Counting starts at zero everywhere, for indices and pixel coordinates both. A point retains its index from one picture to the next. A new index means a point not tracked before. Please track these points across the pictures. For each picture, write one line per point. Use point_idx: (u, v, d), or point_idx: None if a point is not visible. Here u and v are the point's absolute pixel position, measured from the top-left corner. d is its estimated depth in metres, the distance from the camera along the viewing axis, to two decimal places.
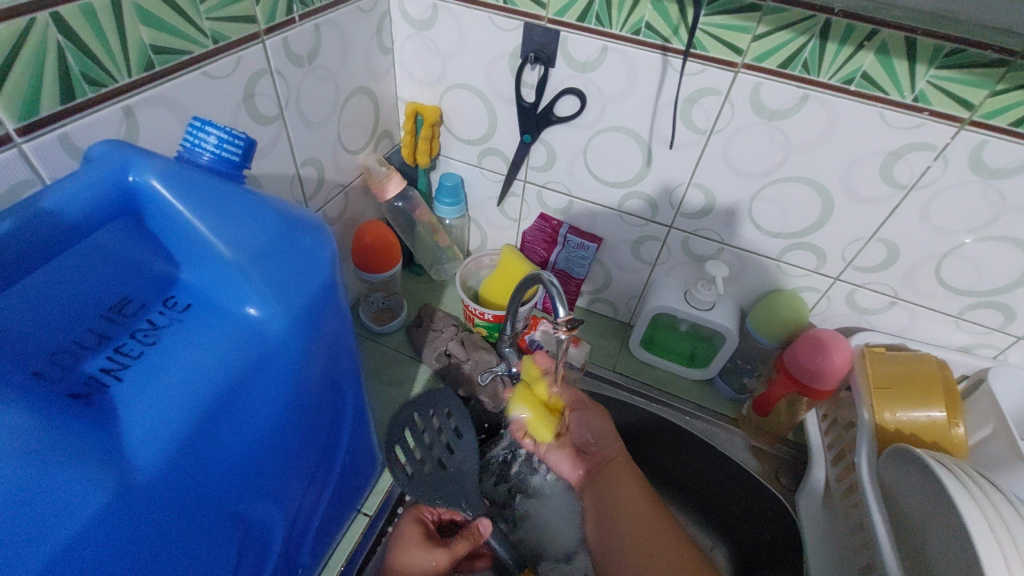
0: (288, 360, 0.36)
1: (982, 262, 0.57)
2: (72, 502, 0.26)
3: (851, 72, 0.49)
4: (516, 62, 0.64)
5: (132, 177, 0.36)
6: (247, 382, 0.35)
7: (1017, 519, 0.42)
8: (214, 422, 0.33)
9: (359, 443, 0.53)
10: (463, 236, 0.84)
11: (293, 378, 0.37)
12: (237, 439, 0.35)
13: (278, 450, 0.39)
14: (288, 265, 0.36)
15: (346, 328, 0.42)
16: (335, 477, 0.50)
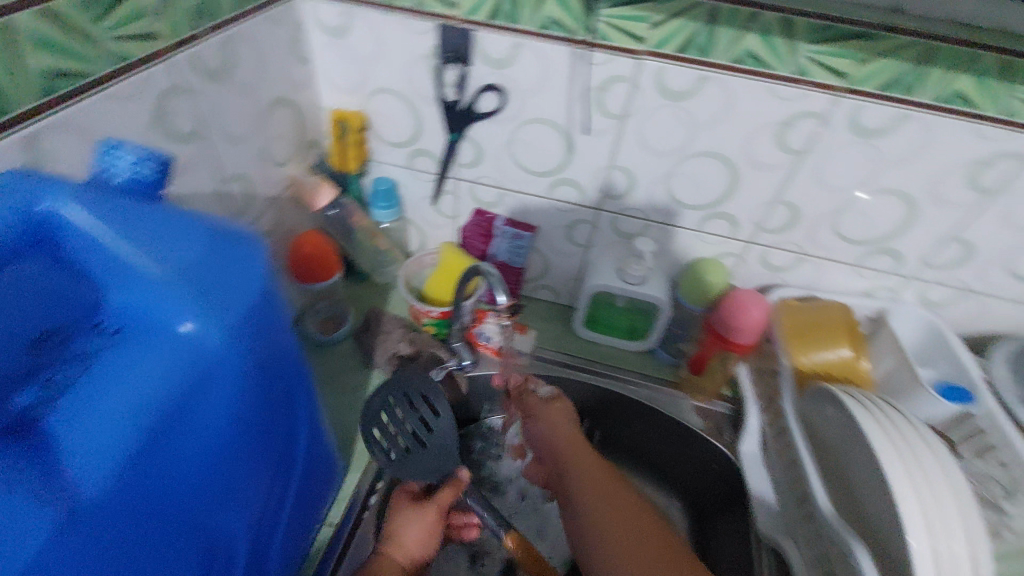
0: (228, 373, 0.34)
1: (872, 216, 0.62)
2: (17, 533, 0.25)
3: (739, 53, 0.54)
4: (434, 63, 0.63)
5: (45, 203, 0.33)
6: (189, 397, 0.33)
7: (925, 452, 0.46)
8: (158, 440, 0.32)
9: (326, 455, 0.52)
10: (402, 238, 0.83)
11: (236, 389, 0.35)
12: (184, 455, 0.34)
13: (230, 465, 0.37)
14: (232, 279, 0.34)
15: (287, 336, 0.40)
16: (302, 495, 0.48)
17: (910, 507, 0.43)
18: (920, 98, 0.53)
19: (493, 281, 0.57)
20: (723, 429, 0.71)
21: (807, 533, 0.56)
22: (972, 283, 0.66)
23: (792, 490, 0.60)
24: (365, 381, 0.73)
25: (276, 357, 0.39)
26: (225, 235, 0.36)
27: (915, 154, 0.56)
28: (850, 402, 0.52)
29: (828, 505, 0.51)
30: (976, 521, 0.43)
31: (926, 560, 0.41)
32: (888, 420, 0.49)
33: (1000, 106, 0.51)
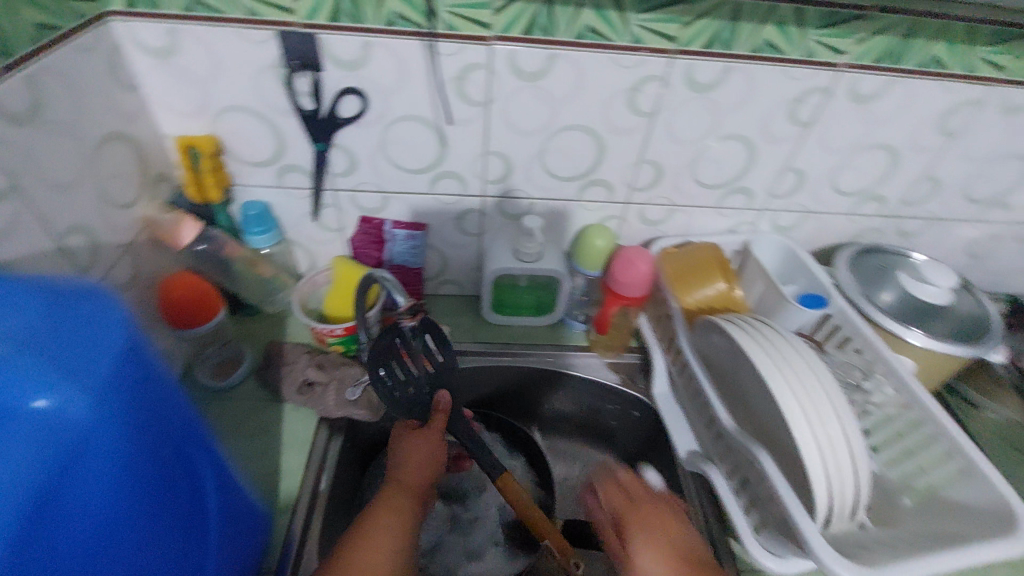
0: (105, 439, 0.31)
1: (722, 160, 0.70)
2: None
3: (580, 28, 0.57)
4: (282, 73, 0.59)
5: None
6: (63, 476, 0.30)
7: (795, 358, 0.53)
8: (33, 531, 0.28)
9: (250, 500, 0.48)
10: (288, 261, 0.79)
11: (119, 454, 0.32)
12: (73, 541, 0.30)
13: (136, 538, 0.33)
14: (89, 341, 0.31)
15: (172, 386, 0.36)
16: (229, 555, 0.45)
17: (790, 404, 0.50)
18: (738, 50, 0.59)
19: (390, 285, 0.57)
20: (636, 376, 0.78)
21: (719, 449, 0.63)
22: (810, 205, 0.76)
23: (700, 416, 0.67)
24: (278, 417, 0.68)
25: (161, 416, 0.35)
26: (74, 295, 0.32)
27: (744, 101, 0.63)
28: (730, 326, 0.58)
29: (729, 419, 0.58)
30: (842, 402, 0.51)
31: (808, 442, 0.49)
32: (762, 335, 0.56)
33: (800, 49, 0.59)
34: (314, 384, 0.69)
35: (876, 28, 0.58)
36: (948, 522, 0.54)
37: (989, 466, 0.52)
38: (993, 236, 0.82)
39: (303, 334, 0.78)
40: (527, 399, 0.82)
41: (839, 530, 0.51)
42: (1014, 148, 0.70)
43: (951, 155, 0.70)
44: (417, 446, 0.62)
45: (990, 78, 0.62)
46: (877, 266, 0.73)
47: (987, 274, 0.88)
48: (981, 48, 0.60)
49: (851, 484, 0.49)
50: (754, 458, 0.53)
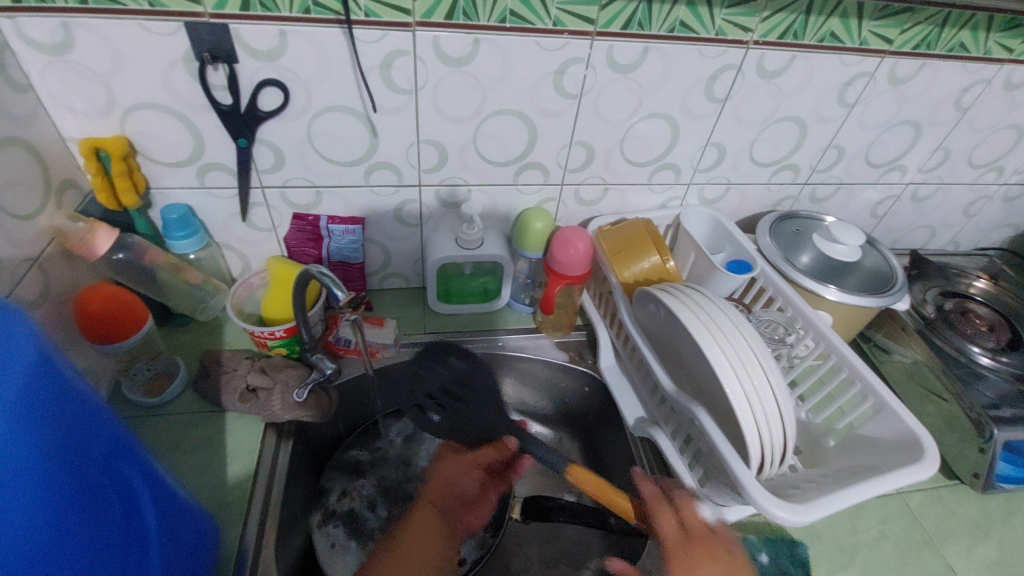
0: (19, 458, 0.29)
1: (648, 138, 0.73)
2: None
3: (501, 12, 0.57)
4: (194, 66, 0.56)
5: None
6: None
7: (723, 319, 0.56)
8: None
9: (187, 521, 0.46)
10: (218, 265, 0.75)
11: (39, 473, 0.30)
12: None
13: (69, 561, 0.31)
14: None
15: (89, 402, 0.35)
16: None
17: (722, 362, 0.53)
18: (654, 31, 0.61)
19: (329, 280, 0.55)
20: (584, 352, 0.80)
21: (664, 413, 0.66)
22: (732, 177, 0.80)
23: (645, 385, 0.70)
24: (221, 428, 0.66)
25: (78, 429, 0.33)
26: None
27: (664, 80, 0.66)
28: (665, 296, 0.60)
29: (669, 384, 0.61)
30: (767, 356, 0.55)
31: (740, 397, 0.52)
32: (694, 302, 0.59)
33: (712, 28, 0.62)
34: (256, 390, 0.66)
35: (779, 7, 0.61)
36: (865, 455, 0.59)
37: (897, 402, 0.58)
38: (892, 197, 0.90)
39: (241, 340, 0.75)
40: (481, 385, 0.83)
41: (773, 475, 0.55)
42: (904, 114, 0.77)
43: (852, 124, 0.76)
44: (446, 465, 0.70)
45: (880, 51, 0.68)
46: (793, 231, 0.79)
47: (890, 232, 0.96)
48: (871, 23, 0.65)
49: (781, 432, 0.53)
50: (694, 417, 0.56)
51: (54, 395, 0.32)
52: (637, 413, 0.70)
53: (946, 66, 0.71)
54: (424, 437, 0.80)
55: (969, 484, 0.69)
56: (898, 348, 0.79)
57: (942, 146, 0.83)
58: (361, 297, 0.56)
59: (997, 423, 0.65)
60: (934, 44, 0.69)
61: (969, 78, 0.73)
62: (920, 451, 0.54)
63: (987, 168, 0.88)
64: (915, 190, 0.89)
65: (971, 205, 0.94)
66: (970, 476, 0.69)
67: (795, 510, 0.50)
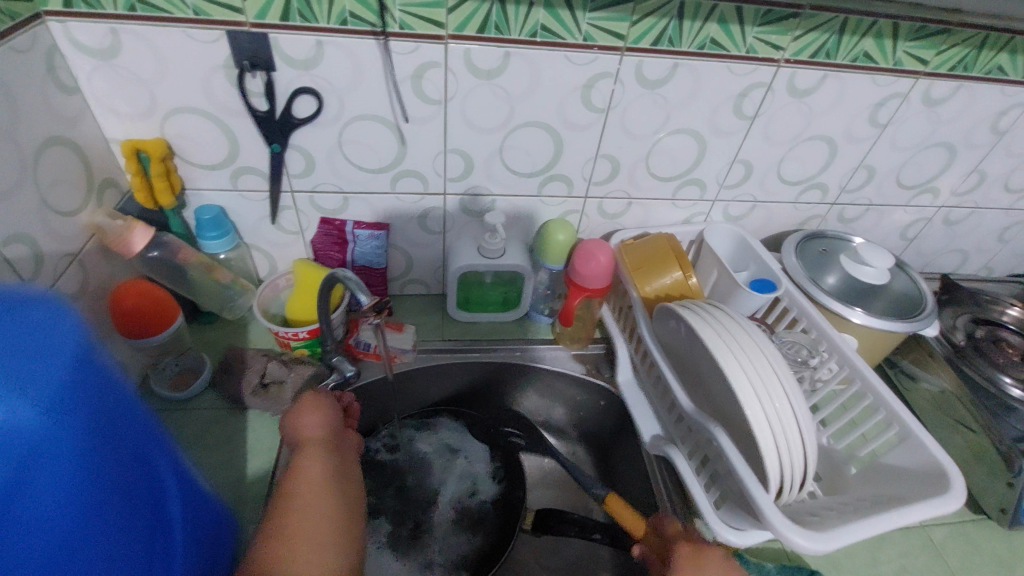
0: (57, 448, 0.30)
1: (674, 153, 0.72)
2: None
3: (533, 26, 0.58)
4: (234, 73, 0.58)
5: None
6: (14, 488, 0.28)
7: (745, 338, 0.56)
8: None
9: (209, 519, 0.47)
10: (247, 266, 0.77)
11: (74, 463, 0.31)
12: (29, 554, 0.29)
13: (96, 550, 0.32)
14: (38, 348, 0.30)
15: (124, 395, 0.36)
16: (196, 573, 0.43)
17: (743, 383, 0.53)
18: (684, 48, 0.61)
19: (354, 285, 0.56)
20: (602, 366, 0.80)
21: (681, 432, 0.66)
22: (759, 195, 0.80)
23: (663, 401, 0.70)
24: (242, 426, 0.67)
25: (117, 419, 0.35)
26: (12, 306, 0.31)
27: (692, 96, 0.66)
28: (686, 312, 0.60)
29: (688, 402, 0.60)
30: (790, 379, 0.54)
31: (760, 419, 0.51)
32: (716, 321, 0.58)
33: (742, 46, 0.62)
34: (270, 385, 0.68)
35: (813, 25, 0.61)
36: (888, 485, 0.58)
37: (924, 432, 0.57)
38: (924, 220, 0.88)
39: (265, 339, 0.76)
40: (497, 394, 0.83)
41: (792, 500, 0.54)
42: (938, 136, 0.75)
43: (883, 145, 0.75)
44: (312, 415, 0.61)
45: (915, 72, 0.67)
46: (819, 252, 0.78)
47: (920, 255, 0.94)
48: (906, 44, 0.64)
49: (802, 457, 0.52)
50: (713, 436, 0.55)
51: (93, 389, 0.33)
52: (655, 431, 0.69)
53: (983, 88, 0.70)
54: (439, 444, 0.80)
55: (996, 520, 0.67)
56: (926, 375, 0.77)
57: (977, 169, 0.81)
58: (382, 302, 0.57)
59: None
60: (971, 66, 0.67)
61: (1007, 101, 0.72)
62: (946, 483, 0.53)
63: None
64: (948, 213, 0.87)
65: (1006, 230, 0.92)
66: (997, 510, 0.67)
67: (815, 538, 0.49)
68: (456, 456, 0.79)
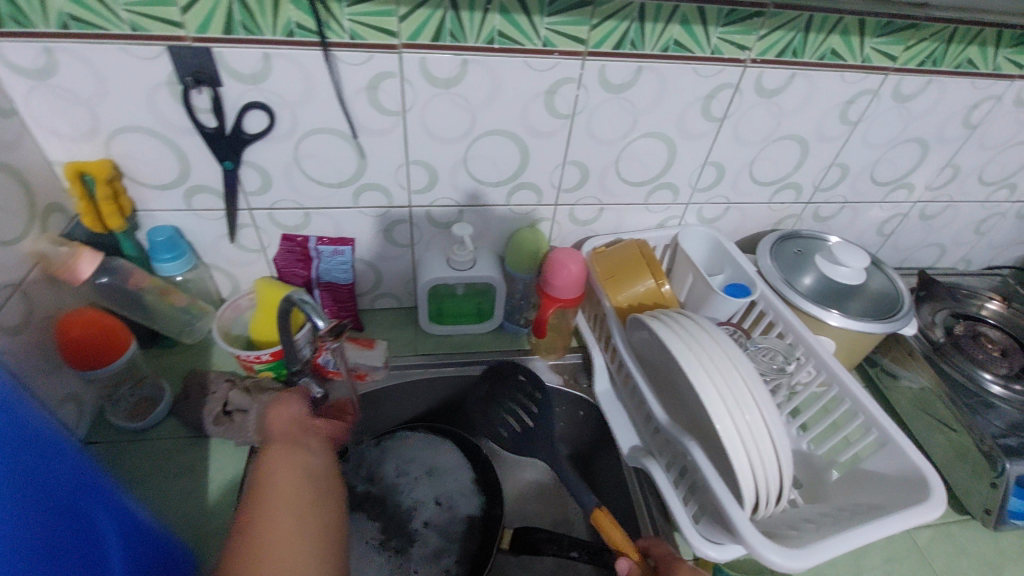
0: None
1: (644, 157, 0.71)
2: None
3: (489, 33, 0.56)
4: (178, 89, 0.56)
5: None
6: None
7: (716, 350, 0.54)
8: None
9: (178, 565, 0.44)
10: (207, 287, 0.75)
11: None
12: None
13: None
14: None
15: (41, 436, 0.34)
16: None
17: (714, 397, 0.51)
18: (648, 50, 0.60)
19: (311, 308, 0.53)
20: (579, 376, 0.79)
21: (658, 443, 0.65)
22: (732, 196, 0.78)
23: (639, 412, 0.68)
24: (206, 456, 0.65)
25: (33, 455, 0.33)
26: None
27: (659, 99, 0.65)
28: (655, 323, 0.58)
29: (662, 415, 0.59)
30: (762, 389, 0.53)
31: (731, 433, 0.50)
32: (686, 331, 0.56)
33: (707, 47, 0.61)
34: (233, 413, 0.66)
35: (779, 23, 0.59)
36: (868, 492, 0.57)
37: (903, 437, 0.56)
38: (899, 215, 0.87)
39: (229, 362, 0.74)
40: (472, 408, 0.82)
41: (769, 514, 0.53)
42: (910, 132, 0.74)
43: (856, 142, 0.74)
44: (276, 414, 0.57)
45: (884, 68, 0.66)
46: (794, 252, 0.77)
47: (897, 251, 0.94)
48: (874, 40, 0.63)
49: (777, 471, 0.51)
50: (688, 452, 0.54)
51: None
52: (635, 444, 0.67)
53: (954, 82, 0.69)
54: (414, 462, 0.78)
55: (981, 521, 0.66)
56: (906, 372, 0.76)
57: (951, 163, 0.80)
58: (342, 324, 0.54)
59: (1009, 457, 0.62)
60: (940, 61, 0.66)
61: (978, 95, 0.71)
62: (926, 491, 0.51)
63: (999, 186, 0.85)
64: (923, 208, 0.86)
65: (982, 223, 0.91)
66: (982, 512, 0.65)
67: (791, 555, 0.47)
68: (431, 473, 0.77)
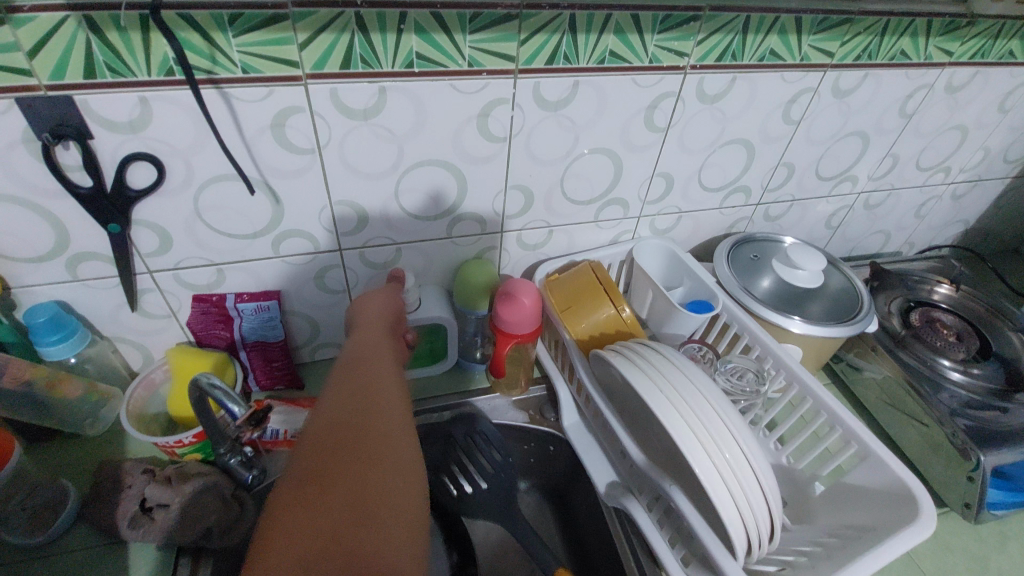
0: None
1: (590, 174, 0.66)
2: None
3: (407, 56, 0.50)
4: (37, 147, 0.46)
5: None
6: None
7: (683, 383, 0.50)
8: None
9: None
10: (112, 364, 0.65)
11: None
12: None
13: None
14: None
15: None
16: None
17: (688, 439, 0.47)
18: (583, 64, 0.55)
19: (224, 393, 0.47)
20: (545, 410, 0.74)
21: (636, 480, 0.61)
22: (683, 205, 0.75)
23: (614, 446, 0.64)
24: (125, 565, 0.56)
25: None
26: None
27: (600, 114, 0.60)
28: (617, 358, 0.54)
29: (638, 455, 0.54)
30: (736, 421, 0.50)
31: (713, 476, 0.46)
32: (650, 364, 0.53)
33: (645, 56, 0.57)
34: (154, 510, 0.57)
35: (715, 27, 0.56)
36: (854, 507, 0.54)
37: (882, 447, 0.54)
38: (846, 207, 0.87)
39: (148, 447, 0.65)
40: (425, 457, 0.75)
41: (761, 555, 0.49)
42: (851, 126, 0.73)
43: (800, 140, 0.72)
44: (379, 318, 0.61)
45: (822, 64, 0.64)
46: (751, 257, 0.75)
47: (845, 241, 0.94)
48: (811, 38, 0.61)
49: (763, 509, 0.48)
50: (669, 496, 0.50)
51: None
52: (614, 481, 0.63)
53: (889, 73, 0.68)
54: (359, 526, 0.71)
55: (960, 515, 0.64)
56: (871, 366, 0.75)
57: (890, 154, 0.80)
58: (265, 410, 0.50)
59: (982, 449, 0.61)
60: (875, 54, 0.65)
61: (912, 84, 0.71)
62: (913, 505, 0.49)
63: (935, 171, 0.86)
64: (867, 198, 0.86)
65: (922, 206, 0.93)
66: (962, 506, 0.63)
67: None
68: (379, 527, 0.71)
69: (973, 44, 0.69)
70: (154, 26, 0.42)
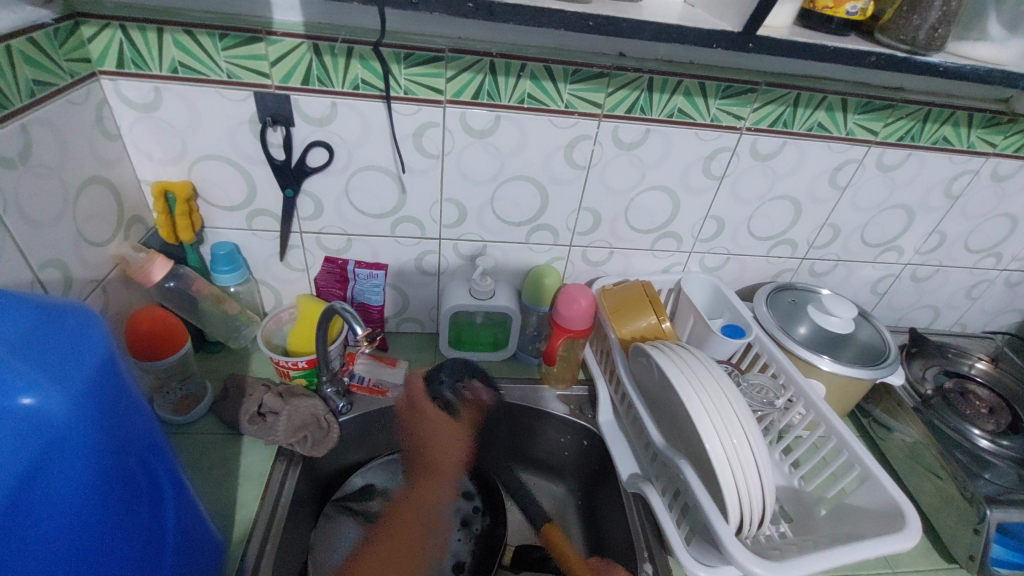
0: (110, 417, 0.37)
1: (650, 208, 0.79)
2: (52, 498, 0.35)
3: (520, 94, 0.66)
4: (257, 127, 0.66)
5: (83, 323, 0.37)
6: (68, 443, 0.35)
7: (707, 377, 0.60)
8: (46, 469, 0.34)
9: (197, 512, 0.51)
10: (254, 299, 0.83)
11: (120, 417, 0.38)
12: (72, 478, 0.35)
13: (111, 508, 0.38)
14: (52, 317, 0.37)
15: (134, 387, 0.41)
16: (191, 533, 0.49)
17: (704, 421, 0.57)
18: (656, 115, 0.69)
19: (351, 316, 0.63)
20: (584, 407, 0.84)
21: (656, 469, 0.69)
22: (732, 248, 0.86)
23: (639, 441, 0.73)
24: (238, 451, 0.71)
25: (105, 376, 0.37)
26: (35, 305, 0.37)
27: (665, 157, 0.74)
28: (656, 352, 0.65)
29: (660, 438, 0.64)
30: (750, 418, 0.58)
31: (721, 455, 0.55)
32: (683, 360, 0.63)
33: (707, 115, 0.70)
34: (267, 414, 0.72)
35: (769, 99, 0.69)
36: (852, 525, 0.60)
37: (882, 472, 0.60)
38: (892, 276, 0.93)
39: (265, 368, 0.82)
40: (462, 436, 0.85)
41: (753, 536, 0.57)
42: (896, 199, 0.82)
43: (845, 205, 0.82)
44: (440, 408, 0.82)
45: (867, 140, 0.74)
46: (789, 301, 0.84)
47: (892, 310, 0.99)
48: (856, 116, 0.72)
49: (760, 490, 0.56)
50: (680, 470, 0.59)
51: (115, 403, 0.38)
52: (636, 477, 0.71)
53: (933, 156, 0.77)
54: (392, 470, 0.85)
55: (966, 568, 0.68)
56: (899, 425, 0.79)
57: (936, 231, 0.87)
58: (377, 334, 0.65)
59: (990, 504, 0.65)
60: (918, 136, 0.75)
61: (956, 168, 0.79)
62: (902, 522, 0.55)
63: (986, 254, 0.91)
64: (914, 270, 0.92)
65: (973, 288, 0.97)
66: (966, 558, 0.68)
67: (772, 568, 0.52)
68: (417, 484, 0.84)
69: (1017, 139, 0.76)
70: (356, 56, 0.61)
